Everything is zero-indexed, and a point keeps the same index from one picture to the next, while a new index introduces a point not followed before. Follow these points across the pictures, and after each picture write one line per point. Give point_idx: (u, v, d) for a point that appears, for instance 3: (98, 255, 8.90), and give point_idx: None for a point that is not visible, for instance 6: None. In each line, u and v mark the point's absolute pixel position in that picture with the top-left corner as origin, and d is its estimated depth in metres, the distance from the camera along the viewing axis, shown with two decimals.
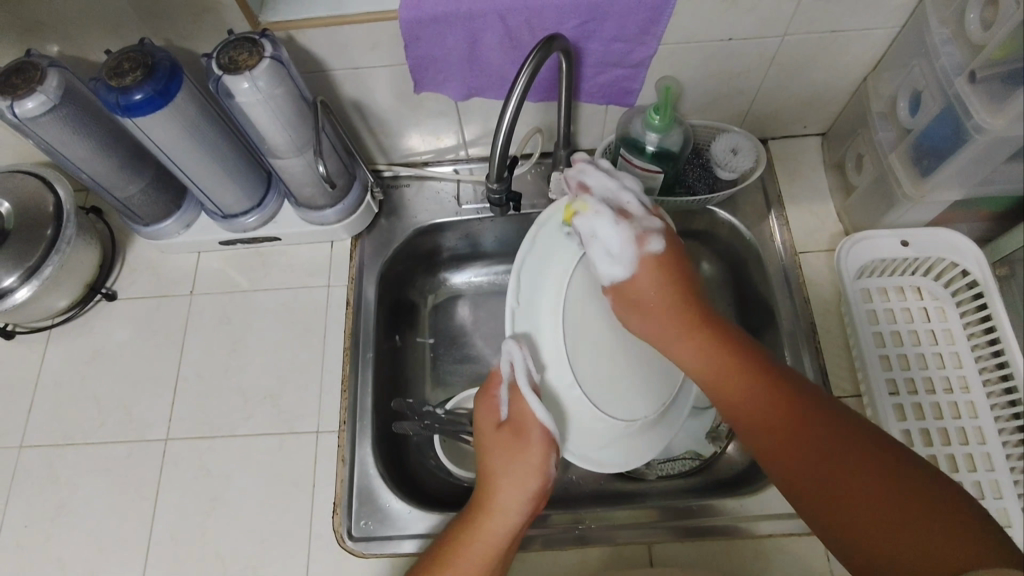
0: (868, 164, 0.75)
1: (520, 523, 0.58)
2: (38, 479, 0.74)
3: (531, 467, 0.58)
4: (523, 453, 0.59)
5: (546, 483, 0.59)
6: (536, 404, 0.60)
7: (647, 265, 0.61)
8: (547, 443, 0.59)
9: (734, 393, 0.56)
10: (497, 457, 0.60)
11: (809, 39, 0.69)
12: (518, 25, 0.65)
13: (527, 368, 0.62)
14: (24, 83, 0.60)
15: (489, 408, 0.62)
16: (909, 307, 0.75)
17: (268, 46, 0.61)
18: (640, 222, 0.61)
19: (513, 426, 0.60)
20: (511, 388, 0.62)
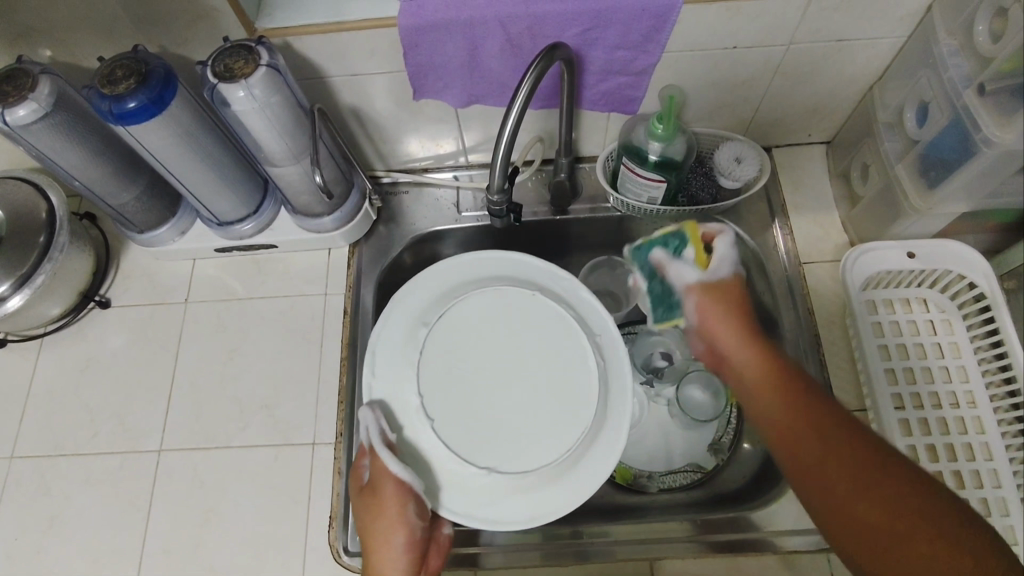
0: (873, 174, 0.74)
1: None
2: (29, 490, 0.73)
3: (392, 517, 0.56)
4: (380, 507, 0.57)
5: (413, 533, 0.57)
6: (387, 458, 0.59)
7: (751, 359, 0.55)
8: (403, 494, 0.58)
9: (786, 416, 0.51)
10: (364, 521, 0.57)
11: (815, 47, 0.68)
12: (519, 33, 0.64)
13: (380, 428, 0.62)
14: (15, 90, 0.59)
15: (355, 471, 0.62)
16: (915, 319, 0.74)
17: (265, 53, 0.60)
18: (716, 274, 0.60)
19: (371, 487, 0.59)
20: (371, 453, 0.61)
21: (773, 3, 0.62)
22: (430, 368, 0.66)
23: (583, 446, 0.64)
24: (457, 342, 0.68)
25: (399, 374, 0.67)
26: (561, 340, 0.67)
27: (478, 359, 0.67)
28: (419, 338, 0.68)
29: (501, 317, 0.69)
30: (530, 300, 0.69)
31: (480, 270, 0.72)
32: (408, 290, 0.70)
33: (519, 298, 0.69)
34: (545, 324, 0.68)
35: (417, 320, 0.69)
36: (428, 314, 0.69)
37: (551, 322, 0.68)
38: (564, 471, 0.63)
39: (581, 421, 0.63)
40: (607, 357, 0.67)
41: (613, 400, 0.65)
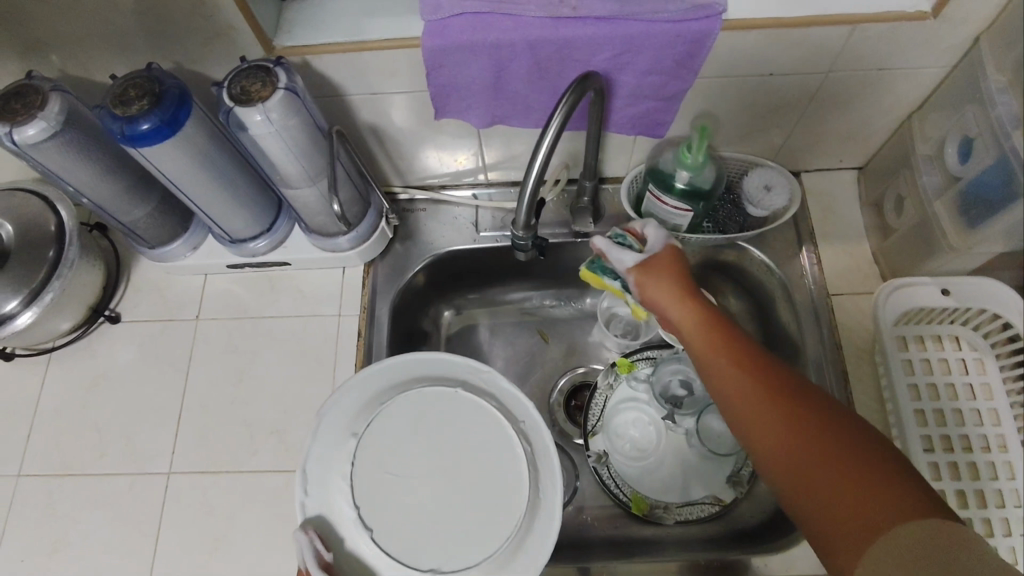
0: (909, 207, 0.72)
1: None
2: (34, 512, 0.71)
3: None
4: None
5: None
6: None
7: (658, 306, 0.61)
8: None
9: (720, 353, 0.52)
10: None
11: (853, 76, 0.65)
12: (548, 56, 0.61)
13: (315, 549, 0.56)
14: (24, 108, 0.57)
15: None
16: (946, 357, 0.72)
17: (283, 75, 0.57)
18: None
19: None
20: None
21: (815, 32, 0.59)
22: (362, 480, 0.60)
23: (524, 533, 0.58)
24: (385, 451, 0.61)
25: (323, 487, 0.60)
26: (484, 429, 0.62)
27: (400, 470, 0.61)
28: (336, 451, 0.62)
29: (424, 420, 0.63)
30: (453, 396, 0.64)
31: (399, 370, 0.66)
32: (331, 404, 0.63)
33: (440, 394, 0.64)
34: (468, 418, 0.63)
35: (336, 433, 0.62)
36: (347, 426, 0.63)
37: (475, 414, 0.63)
38: (511, 561, 0.57)
39: (517, 510, 0.59)
40: (535, 442, 0.62)
41: (547, 488, 0.60)
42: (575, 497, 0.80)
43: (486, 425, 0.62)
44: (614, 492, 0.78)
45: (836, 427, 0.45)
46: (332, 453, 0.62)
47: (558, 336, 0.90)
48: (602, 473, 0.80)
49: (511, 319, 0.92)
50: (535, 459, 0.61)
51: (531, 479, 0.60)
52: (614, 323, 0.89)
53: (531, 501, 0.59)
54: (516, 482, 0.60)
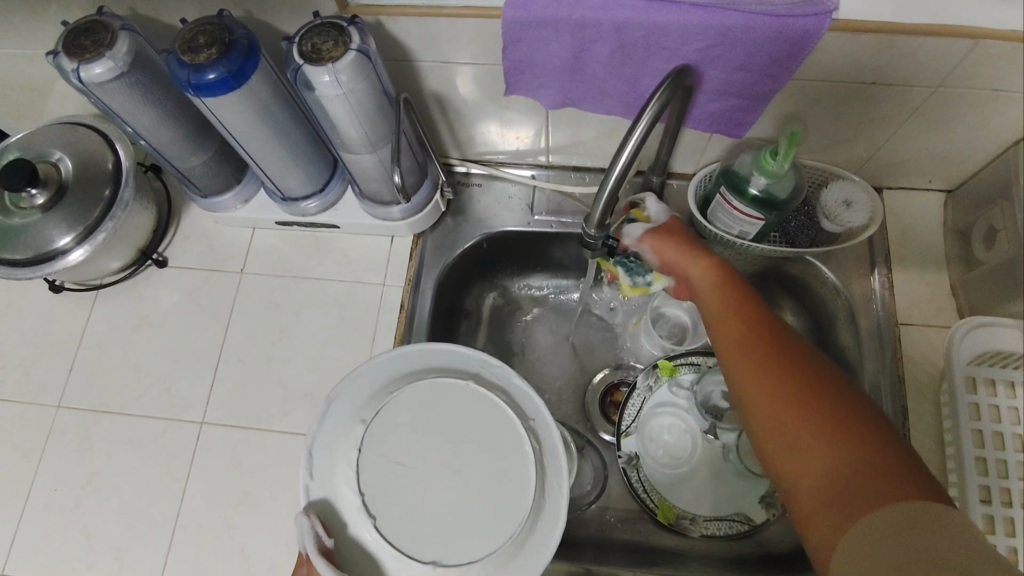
0: (1002, 240, 0.66)
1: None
2: (70, 443, 0.73)
3: None
4: None
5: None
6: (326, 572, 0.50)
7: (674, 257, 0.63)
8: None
9: (729, 312, 0.54)
10: None
11: (964, 93, 0.59)
12: (634, 41, 0.57)
13: (315, 535, 0.52)
14: (93, 45, 0.55)
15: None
16: (1017, 406, 0.67)
17: (356, 35, 0.54)
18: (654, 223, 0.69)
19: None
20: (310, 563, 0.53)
21: (933, 41, 0.54)
22: (369, 467, 0.55)
23: (528, 530, 0.54)
24: (391, 439, 0.56)
25: (326, 470, 0.56)
26: (492, 425, 0.56)
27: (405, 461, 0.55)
28: (340, 434, 0.57)
29: (433, 411, 0.57)
30: (465, 387, 0.58)
31: (410, 358, 0.61)
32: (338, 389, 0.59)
33: (449, 384, 0.58)
34: (474, 411, 0.57)
35: (344, 420, 0.58)
36: (354, 411, 0.58)
37: (485, 408, 0.57)
38: (513, 558, 0.53)
39: (525, 505, 0.53)
40: (544, 440, 0.57)
41: (555, 484, 0.56)
42: (600, 495, 0.78)
43: (493, 417, 0.57)
44: (642, 498, 0.75)
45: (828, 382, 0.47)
46: (337, 440, 0.57)
47: (601, 329, 0.88)
48: (631, 477, 0.77)
49: (553, 306, 0.89)
50: (542, 457, 0.56)
51: (541, 479, 0.55)
52: (661, 323, 0.86)
53: (538, 497, 0.54)
54: (525, 481, 0.54)
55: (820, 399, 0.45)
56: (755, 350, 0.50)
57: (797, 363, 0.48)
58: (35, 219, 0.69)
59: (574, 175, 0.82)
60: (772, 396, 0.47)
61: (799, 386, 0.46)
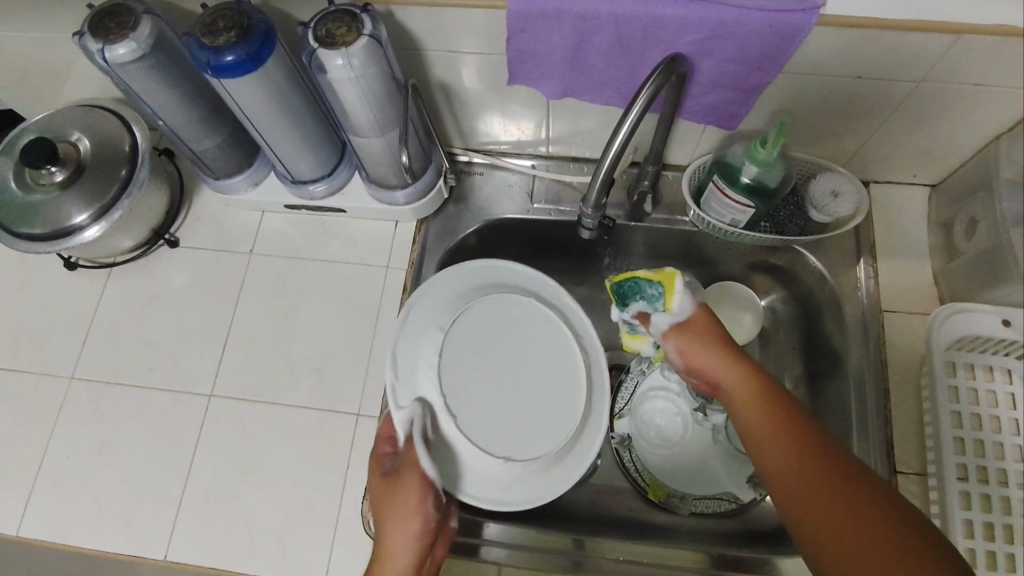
0: (981, 231, 0.69)
1: (412, 559, 0.53)
2: (83, 413, 0.75)
3: (411, 506, 0.55)
4: (402, 494, 0.56)
5: (432, 522, 0.55)
6: (422, 452, 0.59)
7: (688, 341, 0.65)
8: (427, 484, 0.57)
9: (767, 430, 0.55)
10: (383, 506, 0.57)
11: (945, 88, 0.63)
12: (632, 33, 0.60)
13: (420, 423, 0.62)
14: (117, 27, 0.58)
15: (377, 461, 0.61)
16: (995, 390, 0.70)
17: (368, 22, 0.57)
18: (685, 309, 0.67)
19: (395, 473, 0.59)
20: (401, 443, 0.61)
21: (915, 36, 0.57)
22: (449, 372, 0.66)
23: (577, 435, 0.66)
24: (467, 349, 0.67)
25: (410, 374, 0.66)
26: (548, 339, 0.69)
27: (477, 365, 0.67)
28: (421, 342, 0.68)
29: (501, 325, 0.69)
30: (525, 304, 0.70)
31: (479, 276, 0.72)
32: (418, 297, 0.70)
33: (513, 300, 0.70)
34: (534, 326, 0.69)
35: (422, 329, 0.69)
36: (433, 322, 0.69)
37: (542, 325, 0.69)
38: (564, 458, 0.65)
39: (576, 415, 0.65)
40: (590, 355, 0.70)
41: (599, 399, 0.68)
42: (594, 474, 0.81)
43: (550, 332, 0.69)
44: (633, 476, 0.79)
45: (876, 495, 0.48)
46: (417, 347, 0.68)
47: (597, 316, 0.91)
48: (623, 456, 0.81)
49: None
50: (590, 373, 0.68)
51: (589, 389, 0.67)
52: None
53: (587, 406, 0.67)
54: (577, 390, 0.67)
55: (873, 518, 0.47)
56: (803, 472, 0.52)
57: (843, 479, 0.50)
58: (53, 196, 0.72)
59: (573, 165, 0.85)
60: (828, 522, 0.48)
61: (853, 508, 0.48)
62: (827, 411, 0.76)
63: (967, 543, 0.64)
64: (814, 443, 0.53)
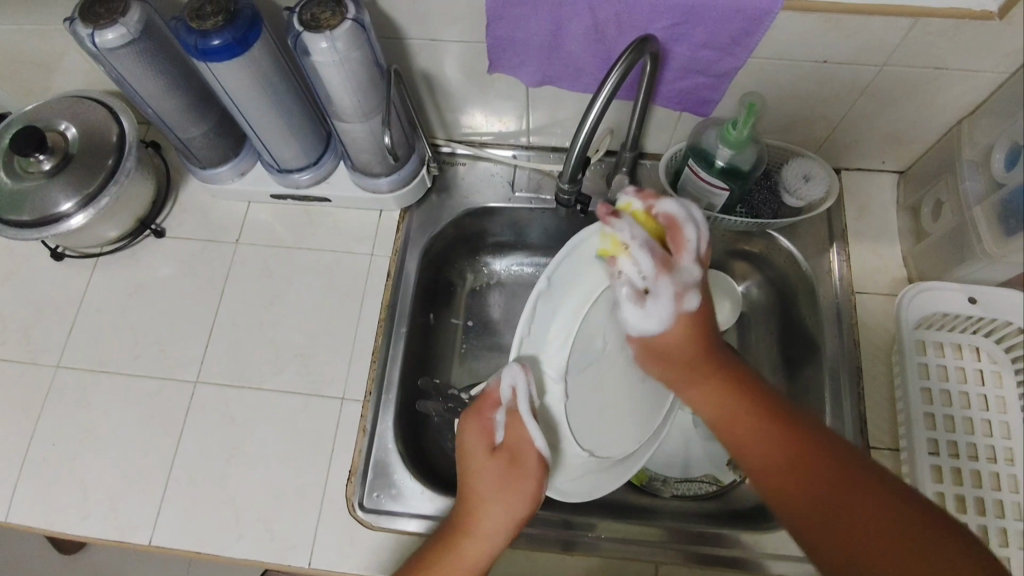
0: (946, 212, 0.72)
1: (503, 548, 0.55)
2: (69, 400, 0.76)
3: (524, 493, 0.54)
4: (517, 481, 0.54)
5: (536, 509, 0.55)
6: (534, 430, 0.54)
7: (680, 321, 0.57)
8: (543, 472, 0.54)
9: (745, 430, 0.55)
10: (488, 481, 0.55)
11: (908, 72, 0.65)
12: (606, 19, 0.62)
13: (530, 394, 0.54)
14: (107, 12, 0.60)
15: (483, 430, 0.56)
16: (964, 366, 0.72)
17: (352, 7, 0.59)
18: (682, 278, 0.54)
19: (510, 451, 0.54)
20: (509, 413, 0.55)
21: (876, 21, 0.59)
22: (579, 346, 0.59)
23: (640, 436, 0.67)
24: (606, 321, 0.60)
25: (539, 334, 0.59)
26: None
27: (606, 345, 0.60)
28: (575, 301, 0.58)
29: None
30: None
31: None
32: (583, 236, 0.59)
33: None
34: None
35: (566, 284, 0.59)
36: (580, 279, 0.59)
37: None
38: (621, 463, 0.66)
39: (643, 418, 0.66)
40: None
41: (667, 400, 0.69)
42: None
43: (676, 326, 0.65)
44: None
45: (852, 464, 0.51)
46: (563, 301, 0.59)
47: None
48: None
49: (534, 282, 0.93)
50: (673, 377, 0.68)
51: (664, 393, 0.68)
52: None
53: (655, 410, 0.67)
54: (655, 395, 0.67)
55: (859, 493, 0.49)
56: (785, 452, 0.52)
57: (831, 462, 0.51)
58: (40, 184, 0.72)
59: (553, 156, 0.87)
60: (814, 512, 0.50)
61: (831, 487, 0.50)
62: (803, 392, 0.77)
63: None
64: (787, 419, 0.54)
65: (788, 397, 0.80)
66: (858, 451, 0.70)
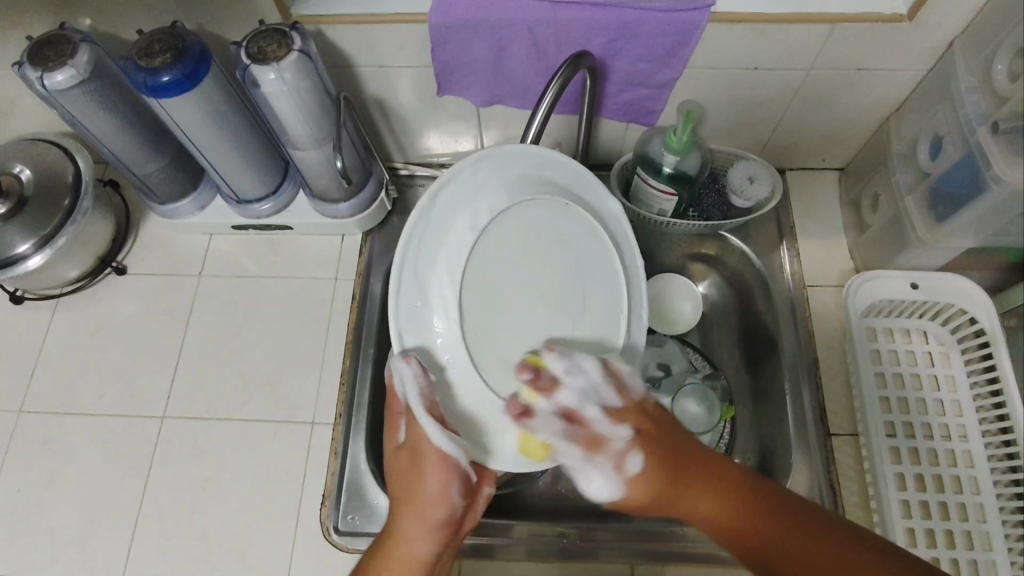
0: (884, 204, 0.76)
1: (431, 552, 0.52)
2: (31, 445, 0.74)
3: (433, 492, 0.53)
4: (421, 477, 0.53)
5: (454, 512, 0.53)
6: (435, 431, 0.53)
7: (635, 486, 0.50)
8: (448, 469, 0.53)
9: (725, 514, 0.49)
10: (401, 482, 0.55)
11: (834, 74, 0.69)
12: (546, 38, 0.65)
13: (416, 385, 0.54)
14: (56, 55, 0.61)
15: (392, 429, 0.57)
16: (913, 350, 0.75)
17: (298, 38, 0.61)
18: (614, 447, 0.51)
19: (409, 450, 0.55)
20: (406, 414, 0.56)
21: (798, 28, 0.63)
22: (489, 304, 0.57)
23: None
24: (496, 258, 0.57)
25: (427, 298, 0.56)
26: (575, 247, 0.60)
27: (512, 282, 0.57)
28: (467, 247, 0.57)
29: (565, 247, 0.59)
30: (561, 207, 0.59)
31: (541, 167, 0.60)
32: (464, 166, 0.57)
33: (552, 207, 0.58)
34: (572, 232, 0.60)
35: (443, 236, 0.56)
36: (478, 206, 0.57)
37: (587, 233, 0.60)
38: None
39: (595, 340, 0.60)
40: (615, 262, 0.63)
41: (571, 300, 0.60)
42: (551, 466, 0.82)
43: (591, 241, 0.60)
44: None
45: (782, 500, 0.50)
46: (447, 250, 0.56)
47: None
48: None
49: None
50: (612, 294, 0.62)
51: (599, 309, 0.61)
52: None
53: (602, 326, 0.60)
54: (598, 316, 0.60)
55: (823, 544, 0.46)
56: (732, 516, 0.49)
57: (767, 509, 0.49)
58: None
59: None
60: (795, 562, 0.46)
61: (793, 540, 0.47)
62: (766, 386, 0.79)
63: (901, 495, 0.67)
64: (719, 480, 0.50)
65: (752, 392, 0.82)
66: (820, 439, 0.72)
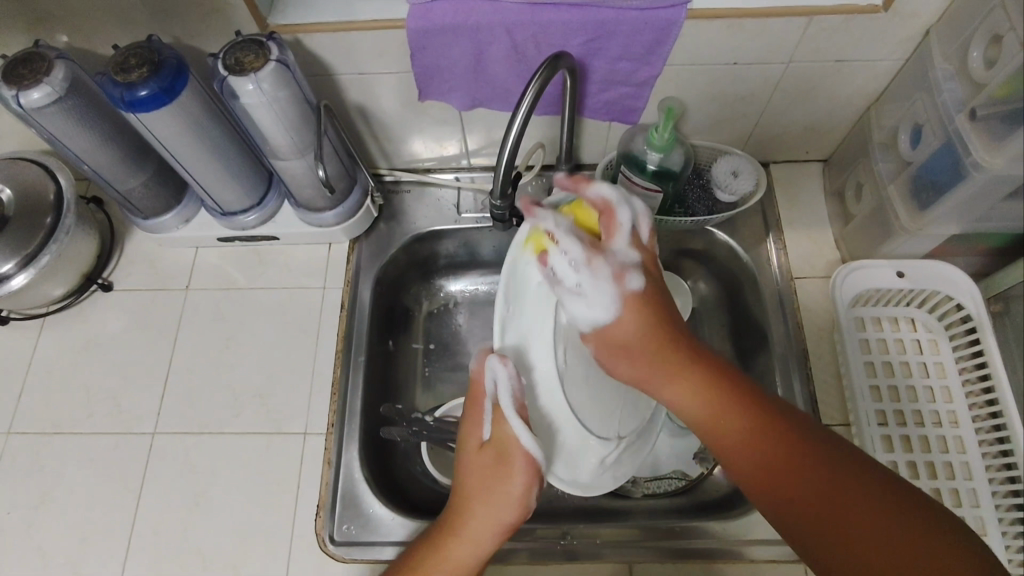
0: (867, 194, 0.76)
1: (493, 548, 0.53)
2: (21, 466, 0.74)
3: (513, 495, 0.52)
4: (504, 478, 0.52)
5: (525, 515, 0.53)
6: (519, 429, 0.53)
7: (629, 305, 0.56)
8: (531, 472, 0.52)
9: (727, 431, 0.52)
10: (475, 477, 0.53)
11: (813, 66, 0.69)
12: (524, 40, 0.65)
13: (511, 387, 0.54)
14: (31, 73, 0.60)
15: (472, 424, 0.55)
16: (902, 338, 0.75)
17: (275, 48, 0.61)
18: (618, 259, 0.57)
19: (496, 449, 0.53)
20: (495, 407, 0.54)
21: (775, 22, 0.63)
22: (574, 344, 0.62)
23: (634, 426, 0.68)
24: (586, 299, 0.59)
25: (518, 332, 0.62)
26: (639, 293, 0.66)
27: None
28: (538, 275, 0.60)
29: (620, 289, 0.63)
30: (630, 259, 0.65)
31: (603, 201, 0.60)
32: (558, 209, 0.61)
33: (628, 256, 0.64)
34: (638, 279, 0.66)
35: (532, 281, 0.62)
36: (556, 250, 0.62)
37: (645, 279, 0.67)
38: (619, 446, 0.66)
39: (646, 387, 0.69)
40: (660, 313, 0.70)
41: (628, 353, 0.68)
42: None
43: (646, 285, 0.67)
44: None
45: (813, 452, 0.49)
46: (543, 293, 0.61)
47: None
48: None
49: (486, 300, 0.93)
50: None
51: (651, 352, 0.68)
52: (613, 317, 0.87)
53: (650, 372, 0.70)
54: None
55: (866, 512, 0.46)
56: (770, 454, 0.50)
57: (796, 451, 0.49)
58: None
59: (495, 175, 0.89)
60: (791, 505, 0.49)
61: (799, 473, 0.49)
62: (757, 379, 0.80)
63: None
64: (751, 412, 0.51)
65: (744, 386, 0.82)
66: None
